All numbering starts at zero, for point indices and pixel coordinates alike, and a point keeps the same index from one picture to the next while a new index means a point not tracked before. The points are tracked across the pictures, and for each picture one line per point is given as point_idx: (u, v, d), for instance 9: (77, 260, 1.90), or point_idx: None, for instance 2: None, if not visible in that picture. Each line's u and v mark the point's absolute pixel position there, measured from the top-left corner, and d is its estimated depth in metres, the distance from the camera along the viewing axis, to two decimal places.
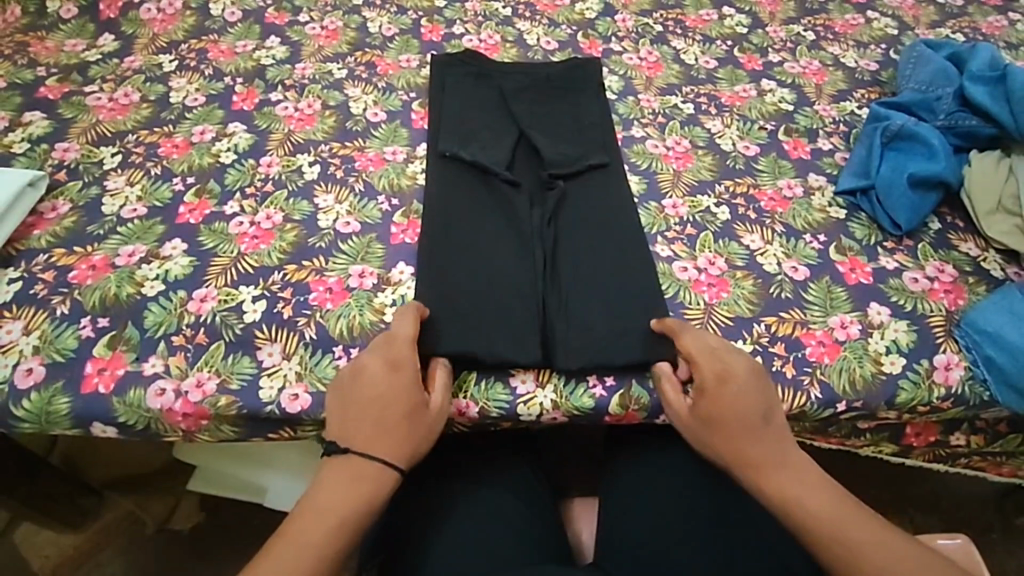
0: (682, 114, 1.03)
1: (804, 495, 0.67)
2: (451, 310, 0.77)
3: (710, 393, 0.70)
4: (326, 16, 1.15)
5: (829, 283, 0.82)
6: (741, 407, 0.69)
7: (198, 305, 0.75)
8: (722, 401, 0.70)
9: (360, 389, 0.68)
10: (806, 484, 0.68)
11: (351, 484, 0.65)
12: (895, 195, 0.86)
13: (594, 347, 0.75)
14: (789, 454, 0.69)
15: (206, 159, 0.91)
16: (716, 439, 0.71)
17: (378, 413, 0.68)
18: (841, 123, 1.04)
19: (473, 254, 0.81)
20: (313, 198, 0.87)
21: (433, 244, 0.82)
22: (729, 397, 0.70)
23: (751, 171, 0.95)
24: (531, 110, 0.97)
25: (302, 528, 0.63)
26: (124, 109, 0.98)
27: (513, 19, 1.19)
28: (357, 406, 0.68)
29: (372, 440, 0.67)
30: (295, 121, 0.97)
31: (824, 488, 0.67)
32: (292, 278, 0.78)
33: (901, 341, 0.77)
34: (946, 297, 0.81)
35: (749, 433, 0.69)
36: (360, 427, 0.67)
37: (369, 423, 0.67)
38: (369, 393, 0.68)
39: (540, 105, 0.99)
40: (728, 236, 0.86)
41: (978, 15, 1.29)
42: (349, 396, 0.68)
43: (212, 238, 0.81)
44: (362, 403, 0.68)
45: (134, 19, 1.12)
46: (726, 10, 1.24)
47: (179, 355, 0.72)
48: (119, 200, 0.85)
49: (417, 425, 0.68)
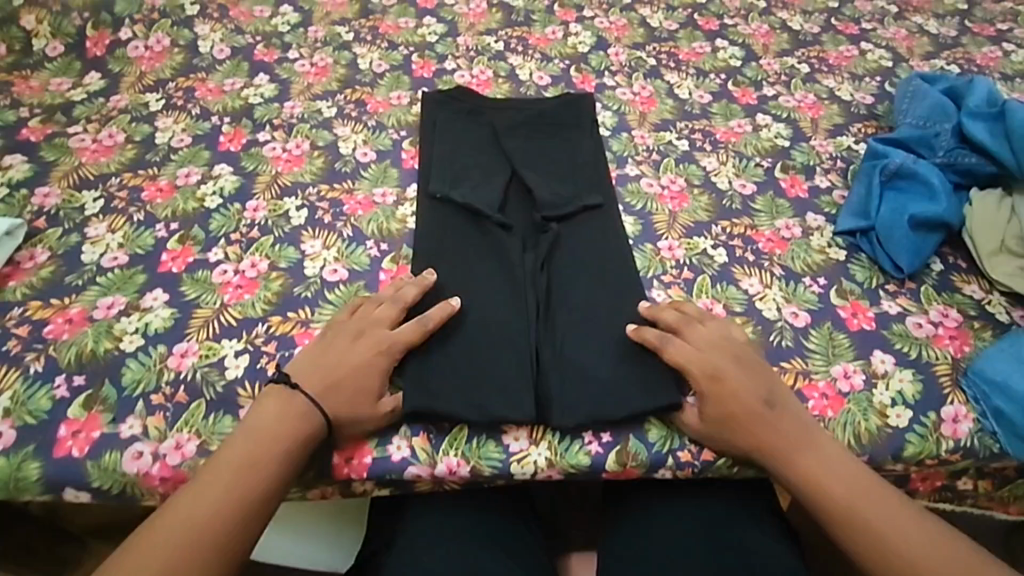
0: (677, 150, 1.02)
1: (836, 484, 0.67)
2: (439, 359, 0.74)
3: (721, 390, 0.70)
4: (316, 52, 1.15)
5: (830, 330, 0.79)
6: (748, 399, 0.70)
7: (179, 361, 0.72)
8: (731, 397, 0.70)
9: (338, 356, 0.71)
10: (835, 474, 0.68)
11: (292, 421, 0.67)
12: (896, 238, 0.84)
13: (594, 398, 0.72)
14: (814, 443, 0.70)
15: (190, 204, 0.89)
16: (733, 438, 0.70)
17: (338, 384, 0.69)
18: (838, 159, 1.02)
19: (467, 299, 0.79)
20: (300, 244, 0.85)
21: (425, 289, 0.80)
22: (743, 395, 0.70)
23: (748, 211, 0.93)
24: (524, 148, 0.95)
25: (238, 450, 0.65)
26: (107, 150, 0.96)
27: (505, 54, 1.18)
28: (330, 367, 0.70)
29: (324, 392, 0.69)
30: (282, 162, 0.96)
31: (852, 476, 0.68)
32: (277, 330, 0.76)
33: (907, 392, 0.75)
34: (951, 343, 0.79)
35: (770, 427, 0.70)
36: (316, 378, 0.69)
37: (327, 380, 0.69)
38: (345, 358, 0.71)
39: (533, 141, 0.97)
40: (726, 280, 0.84)
41: (972, 46, 1.28)
42: (322, 359, 0.71)
43: (194, 288, 0.79)
44: (333, 367, 0.70)
45: (121, 57, 1.11)
46: (719, 43, 1.24)
47: (158, 415, 0.69)
48: (100, 247, 0.83)
49: (361, 406, 0.69)
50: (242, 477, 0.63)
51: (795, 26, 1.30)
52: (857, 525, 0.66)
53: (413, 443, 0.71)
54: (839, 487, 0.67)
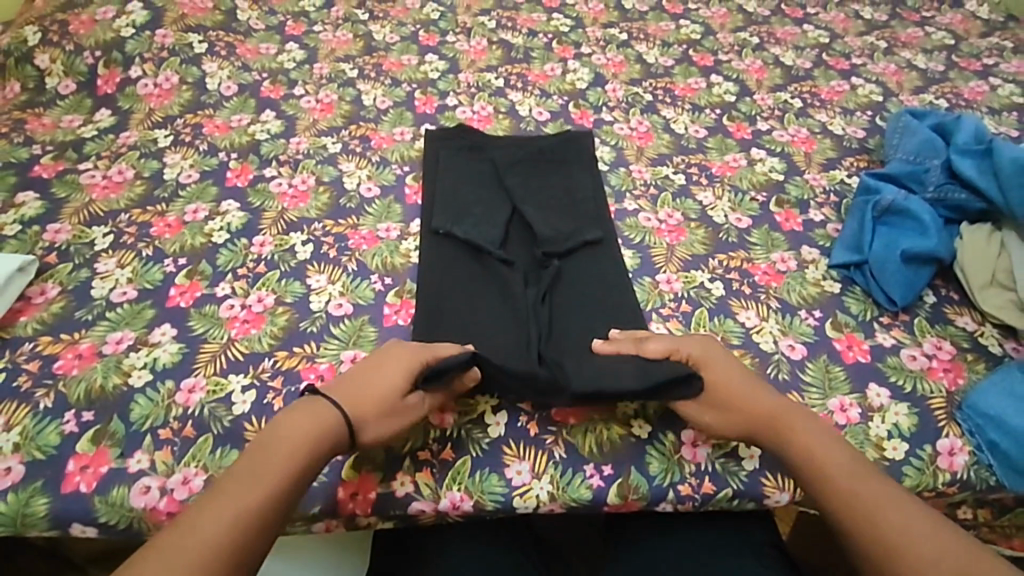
0: (674, 184, 1.04)
1: (850, 475, 0.65)
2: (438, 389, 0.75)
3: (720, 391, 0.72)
4: (321, 89, 1.18)
5: (826, 362, 0.81)
6: (727, 379, 0.72)
7: (186, 396, 0.73)
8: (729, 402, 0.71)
9: (374, 377, 0.69)
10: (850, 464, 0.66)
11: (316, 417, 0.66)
12: (889, 271, 0.86)
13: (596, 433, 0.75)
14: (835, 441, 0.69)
15: (198, 239, 0.91)
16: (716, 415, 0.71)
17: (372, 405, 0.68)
18: (831, 192, 1.04)
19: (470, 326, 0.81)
20: (306, 278, 0.86)
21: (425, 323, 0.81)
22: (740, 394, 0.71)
23: (744, 244, 0.95)
24: (524, 185, 0.98)
25: (256, 457, 0.62)
26: (118, 186, 0.98)
27: (505, 90, 1.21)
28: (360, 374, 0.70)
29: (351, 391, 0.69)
30: (288, 197, 0.98)
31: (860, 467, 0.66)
32: (283, 364, 0.77)
33: (902, 425, 0.76)
34: (945, 376, 0.80)
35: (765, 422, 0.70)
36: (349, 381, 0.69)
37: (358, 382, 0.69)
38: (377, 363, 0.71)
39: (533, 178, 0.99)
40: (723, 313, 0.86)
41: (960, 80, 1.32)
42: (358, 379, 0.69)
43: (202, 322, 0.80)
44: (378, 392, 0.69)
45: (131, 94, 1.13)
46: (714, 79, 1.27)
47: (165, 450, 0.70)
48: (109, 282, 0.85)
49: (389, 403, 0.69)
50: (253, 481, 0.60)
51: (788, 62, 1.33)
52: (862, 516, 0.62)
53: (416, 477, 0.70)
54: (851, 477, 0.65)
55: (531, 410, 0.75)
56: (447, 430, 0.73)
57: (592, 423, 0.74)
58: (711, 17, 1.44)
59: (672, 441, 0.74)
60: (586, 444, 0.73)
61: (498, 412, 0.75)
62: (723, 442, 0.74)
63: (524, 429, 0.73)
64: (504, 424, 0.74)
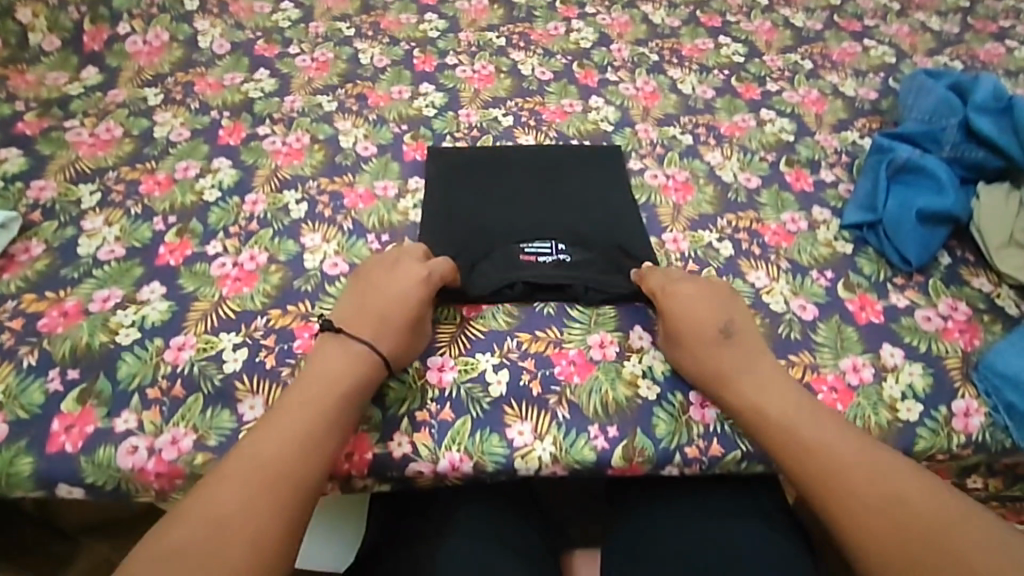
0: (681, 144, 1.01)
1: (828, 452, 0.62)
2: (451, 247, 0.83)
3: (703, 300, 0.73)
4: (316, 47, 1.14)
5: (838, 323, 0.78)
6: (705, 327, 0.70)
7: (175, 354, 0.71)
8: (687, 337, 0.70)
9: None
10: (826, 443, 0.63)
11: None
12: (904, 231, 0.83)
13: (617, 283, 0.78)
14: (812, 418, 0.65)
15: (189, 197, 0.88)
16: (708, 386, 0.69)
17: None
18: (843, 153, 1.01)
19: (482, 194, 0.90)
20: (300, 237, 0.83)
21: (460, 207, 0.88)
22: None
23: (753, 204, 0.92)
24: (530, 190, 0.89)
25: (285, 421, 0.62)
26: (105, 144, 0.95)
27: (507, 50, 1.17)
28: None
29: None
30: (282, 155, 0.94)
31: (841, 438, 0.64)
32: (276, 323, 0.74)
33: (917, 385, 0.73)
34: (961, 337, 0.77)
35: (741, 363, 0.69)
36: None
37: None
38: None
39: (541, 190, 0.90)
40: (732, 273, 0.82)
41: (975, 42, 1.28)
42: None
43: (192, 281, 0.78)
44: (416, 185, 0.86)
45: (119, 51, 1.10)
46: (722, 39, 1.23)
47: (154, 410, 0.68)
48: (96, 240, 0.82)
49: None
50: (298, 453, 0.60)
51: (798, 23, 1.29)
52: (826, 472, 0.61)
53: (414, 438, 0.68)
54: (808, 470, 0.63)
55: (533, 368, 0.72)
56: (446, 390, 0.70)
57: (597, 382, 0.71)
58: None
59: (682, 402, 0.71)
60: (590, 403, 0.70)
61: (498, 371, 0.71)
62: None
63: (526, 388, 0.70)
64: (506, 384, 0.71)
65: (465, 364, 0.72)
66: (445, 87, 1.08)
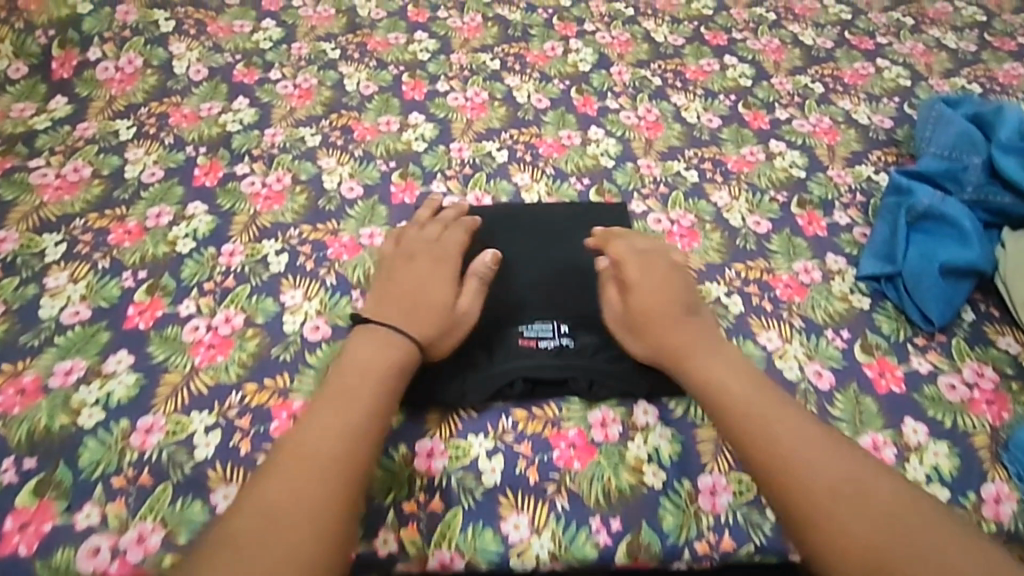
0: (686, 183, 0.95)
1: (834, 488, 0.58)
2: None
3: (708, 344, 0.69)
4: (299, 72, 1.07)
5: (856, 391, 0.73)
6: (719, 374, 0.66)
7: (143, 438, 0.66)
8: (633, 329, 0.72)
9: None
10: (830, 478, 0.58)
11: None
12: (927, 288, 0.78)
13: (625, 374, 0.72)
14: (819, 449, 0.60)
15: (161, 249, 0.82)
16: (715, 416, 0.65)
17: None
18: (857, 191, 0.95)
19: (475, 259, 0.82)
20: (279, 295, 0.78)
21: None
22: None
23: (763, 252, 0.86)
24: (528, 255, 0.82)
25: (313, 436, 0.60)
26: (71, 186, 0.89)
27: (501, 74, 1.10)
28: None
29: None
30: (261, 198, 0.89)
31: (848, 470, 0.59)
32: (252, 401, 0.69)
33: (943, 468, 0.68)
34: (988, 409, 0.72)
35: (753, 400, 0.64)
36: None
37: None
38: None
39: (541, 253, 0.82)
40: (742, 334, 0.77)
41: (993, 62, 1.22)
42: None
43: (163, 348, 0.72)
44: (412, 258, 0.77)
45: (88, 78, 1.03)
46: (729, 59, 1.17)
47: (119, 501, 0.62)
48: (60, 299, 0.76)
49: None
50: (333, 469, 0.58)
51: (808, 41, 1.23)
52: (824, 501, 0.57)
53: (401, 534, 0.63)
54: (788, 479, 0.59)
55: (529, 453, 0.67)
56: (436, 479, 0.65)
57: (598, 468, 0.67)
58: None
59: (689, 490, 0.66)
60: (592, 492, 0.65)
61: (492, 457, 0.67)
62: (744, 489, 0.66)
63: (522, 476, 0.66)
64: (501, 471, 0.66)
65: (457, 448, 0.67)
66: (435, 117, 1.02)
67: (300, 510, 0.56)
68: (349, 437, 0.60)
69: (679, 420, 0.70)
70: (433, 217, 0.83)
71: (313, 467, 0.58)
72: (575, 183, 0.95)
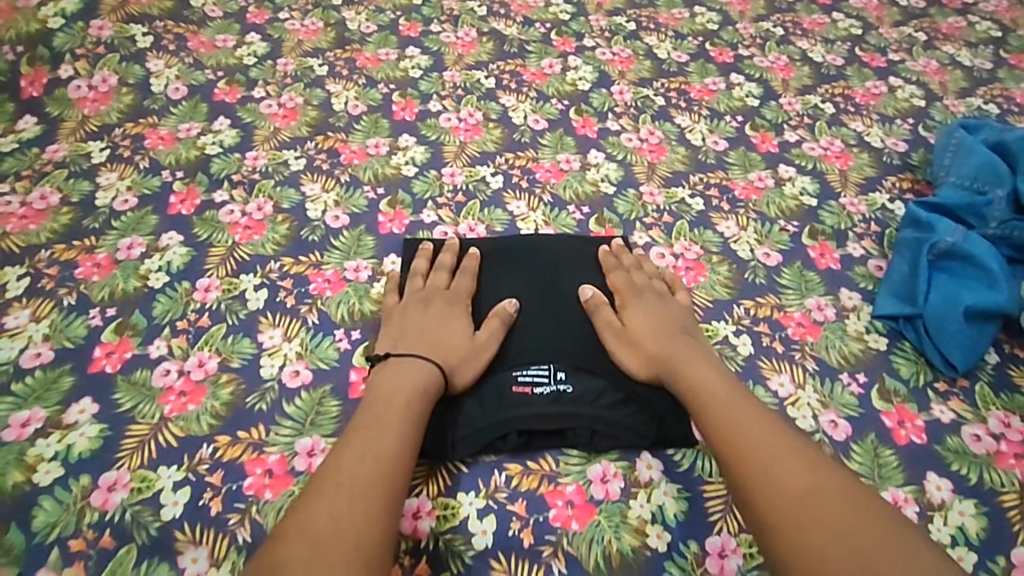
0: (691, 211, 0.90)
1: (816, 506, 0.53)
2: None
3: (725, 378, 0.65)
4: (284, 90, 1.02)
5: (875, 442, 0.68)
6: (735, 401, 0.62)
7: (104, 497, 0.60)
8: (628, 344, 0.70)
9: None
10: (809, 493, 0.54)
11: None
12: (949, 332, 0.73)
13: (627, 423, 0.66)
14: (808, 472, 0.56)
15: (131, 283, 0.77)
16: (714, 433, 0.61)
17: None
18: (871, 221, 0.90)
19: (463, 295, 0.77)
20: (257, 335, 0.73)
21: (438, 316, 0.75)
22: None
23: (774, 287, 0.81)
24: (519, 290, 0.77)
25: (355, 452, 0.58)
26: (39, 214, 0.84)
27: (497, 93, 1.05)
28: None
29: None
30: (240, 228, 0.83)
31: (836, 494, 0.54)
32: (224, 455, 0.64)
33: (969, 529, 0.62)
34: (1017, 464, 0.67)
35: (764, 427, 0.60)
36: None
37: None
38: None
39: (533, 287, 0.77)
40: (753, 378, 0.72)
41: (1010, 81, 1.17)
42: None
43: (129, 395, 0.67)
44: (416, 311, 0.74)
45: (61, 98, 0.98)
46: (734, 78, 1.12)
47: (76, 567, 0.57)
48: (20, 340, 0.71)
49: None
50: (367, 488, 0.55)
51: (817, 57, 1.18)
52: (791, 512, 0.53)
53: None
54: (761, 477, 0.56)
55: (524, 514, 0.62)
56: (422, 541, 0.60)
57: (598, 530, 0.61)
58: (730, 2, 1.27)
59: (696, 552, 0.61)
60: (591, 556, 0.60)
61: (483, 518, 0.62)
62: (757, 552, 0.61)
63: (515, 538, 0.60)
64: (492, 533, 0.61)
65: (444, 507, 0.62)
66: (427, 139, 0.97)
67: (337, 516, 0.53)
68: (386, 460, 0.58)
69: (685, 474, 0.65)
70: (426, 266, 0.79)
71: (354, 476, 0.56)
72: (574, 211, 0.90)
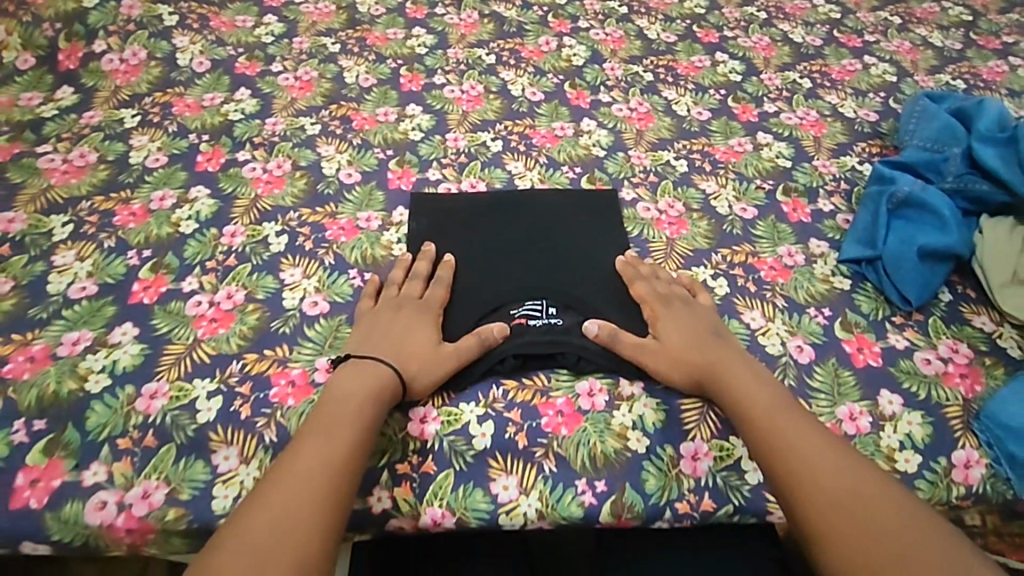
0: (675, 172, 0.98)
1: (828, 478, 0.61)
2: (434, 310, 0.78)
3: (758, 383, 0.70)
4: (300, 65, 1.10)
5: (835, 365, 0.75)
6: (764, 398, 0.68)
7: (147, 403, 0.69)
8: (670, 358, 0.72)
9: None
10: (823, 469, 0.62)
11: None
12: (905, 271, 0.80)
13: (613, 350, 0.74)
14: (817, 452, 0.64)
15: (165, 229, 0.85)
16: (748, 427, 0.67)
17: None
18: (841, 180, 0.98)
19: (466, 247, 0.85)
20: (279, 273, 0.81)
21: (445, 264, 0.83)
22: None
23: (749, 237, 0.89)
24: (517, 241, 0.85)
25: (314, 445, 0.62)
26: (78, 171, 0.92)
27: (497, 68, 1.13)
28: None
29: None
30: (262, 183, 0.91)
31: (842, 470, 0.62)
32: (252, 370, 0.72)
33: (916, 435, 0.71)
34: (962, 383, 0.75)
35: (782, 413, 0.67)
36: None
37: None
38: None
39: (530, 239, 0.85)
40: (728, 312, 0.80)
41: (978, 60, 1.25)
42: None
43: (166, 321, 0.75)
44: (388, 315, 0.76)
45: (95, 70, 1.06)
46: (719, 56, 1.20)
47: (124, 461, 0.66)
48: (67, 275, 0.79)
49: None
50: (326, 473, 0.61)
51: (797, 38, 1.26)
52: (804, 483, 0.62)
53: (395, 493, 0.66)
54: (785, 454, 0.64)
55: (519, 420, 0.70)
56: (429, 442, 0.68)
57: (585, 434, 0.69)
58: None
59: (671, 455, 0.69)
60: (578, 456, 0.68)
61: (483, 423, 0.69)
62: (725, 455, 0.69)
63: (511, 441, 0.68)
64: (491, 436, 0.69)
65: (448, 415, 0.70)
66: (432, 108, 1.05)
67: (296, 507, 0.58)
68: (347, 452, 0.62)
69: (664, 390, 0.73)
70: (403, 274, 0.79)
71: (308, 468, 0.60)
72: (567, 171, 0.98)
